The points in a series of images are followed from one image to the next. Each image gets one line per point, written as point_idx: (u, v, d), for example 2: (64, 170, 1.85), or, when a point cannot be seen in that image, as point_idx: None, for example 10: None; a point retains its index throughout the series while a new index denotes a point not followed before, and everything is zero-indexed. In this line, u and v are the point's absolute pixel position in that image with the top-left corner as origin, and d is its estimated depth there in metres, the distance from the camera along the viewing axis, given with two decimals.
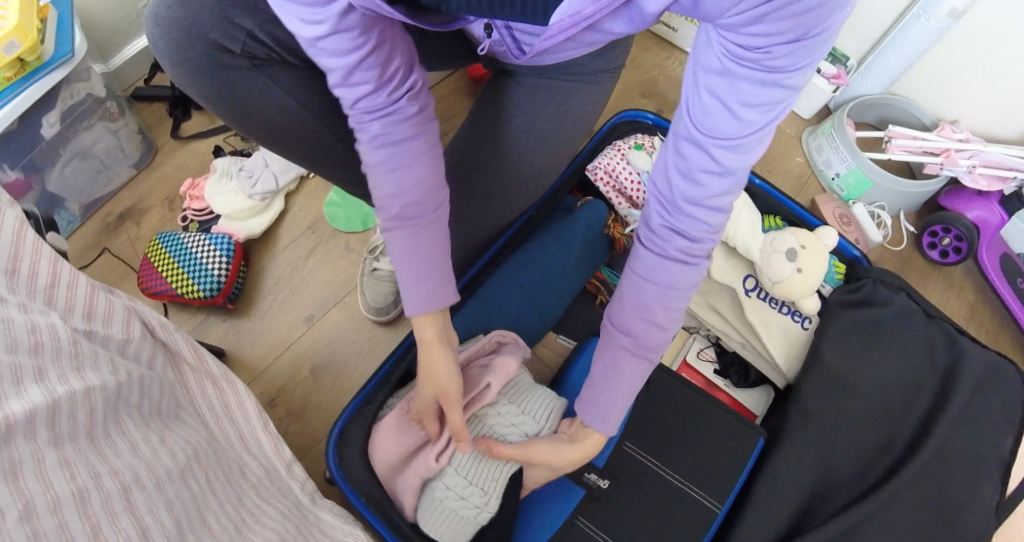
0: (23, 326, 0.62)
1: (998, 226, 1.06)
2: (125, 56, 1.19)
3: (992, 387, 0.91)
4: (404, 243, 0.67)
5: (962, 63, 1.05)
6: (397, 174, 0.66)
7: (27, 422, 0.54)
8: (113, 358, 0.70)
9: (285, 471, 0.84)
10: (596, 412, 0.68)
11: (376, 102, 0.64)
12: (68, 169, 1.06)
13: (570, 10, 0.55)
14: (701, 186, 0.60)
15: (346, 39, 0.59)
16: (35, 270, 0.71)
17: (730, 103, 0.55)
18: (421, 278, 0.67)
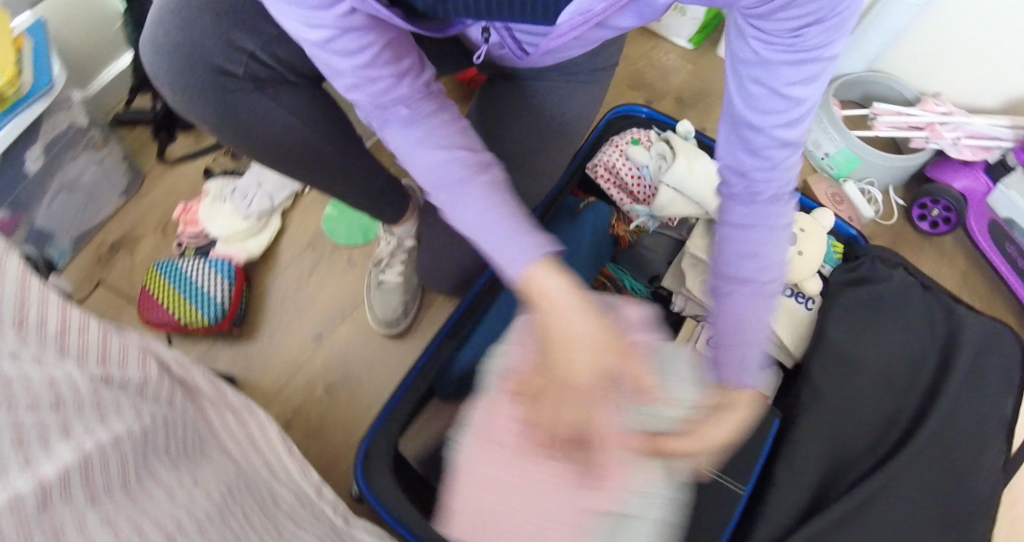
0: (41, 382, 0.62)
1: (984, 194, 1.09)
2: (102, 81, 1.17)
3: (992, 352, 0.94)
4: (473, 203, 0.58)
5: (938, 37, 1.08)
6: (443, 143, 0.60)
7: (62, 482, 0.54)
8: (135, 404, 0.71)
9: (316, 495, 0.86)
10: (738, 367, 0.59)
11: (399, 93, 0.60)
12: (55, 204, 1.03)
13: (581, 7, 0.53)
14: (767, 160, 0.57)
15: (356, 38, 0.56)
16: (45, 318, 0.70)
17: (775, 81, 0.53)
18: (506, 232, 0.55)
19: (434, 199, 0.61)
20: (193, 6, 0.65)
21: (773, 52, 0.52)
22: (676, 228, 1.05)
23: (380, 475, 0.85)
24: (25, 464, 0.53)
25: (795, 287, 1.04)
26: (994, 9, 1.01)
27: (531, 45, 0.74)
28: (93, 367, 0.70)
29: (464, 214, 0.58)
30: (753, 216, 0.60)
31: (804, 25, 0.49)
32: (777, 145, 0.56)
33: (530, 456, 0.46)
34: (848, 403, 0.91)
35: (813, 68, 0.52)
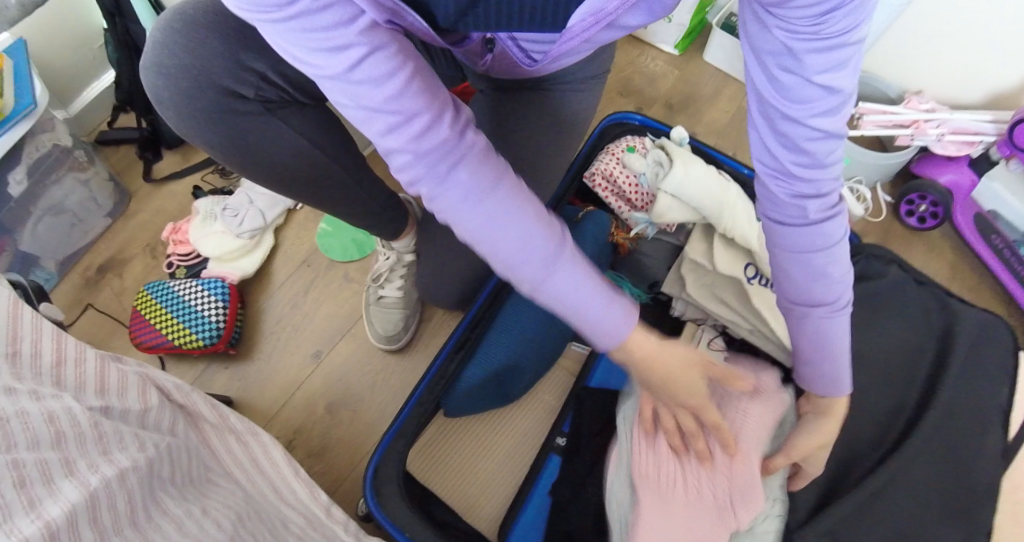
0: (40, 417, 0.60)
1: (969, 188, 1.12)
2: (85, 100, 1.14)
3: (988, 342, 0.95)
4: (564, 281, 0.57)
5: (918, 33, 1.11)
6: (514, 216, 0.56)
7: (69, 522, 0.53)
8: (137, 435, 0.70)
9: (325, 515, 0.85)
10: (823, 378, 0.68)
11: (441, 135, 0.54)
12: (40, 227, 1.01)
13: (592, 8, 0.63)
14: (809, 153, 0.58)
15: (381, 60, 0.52)
16: (37, 350, 0.68)
17: (808, 71, 0.53)
18: (606, 306, 0.57)
19: (512, 279, 0.58)
20: (202, 29, 0.66)
21: (802, 46, 0.52)
22: (675, 233, 1.07)
23: (388, 492, 0.84)
24: (28, 507, 0.52)
25: None
26: (969, 3, 1.03)
27: (539, 53, 0.79)
28: (92, 398, 0.68)
29: (554, 293, 0.57)
30: (813, 221, 0.61)
31: (824, 10, 0.50)
32: (820, 134, 0.56)
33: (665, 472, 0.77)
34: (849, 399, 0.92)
35: (843, 51, 0.52)
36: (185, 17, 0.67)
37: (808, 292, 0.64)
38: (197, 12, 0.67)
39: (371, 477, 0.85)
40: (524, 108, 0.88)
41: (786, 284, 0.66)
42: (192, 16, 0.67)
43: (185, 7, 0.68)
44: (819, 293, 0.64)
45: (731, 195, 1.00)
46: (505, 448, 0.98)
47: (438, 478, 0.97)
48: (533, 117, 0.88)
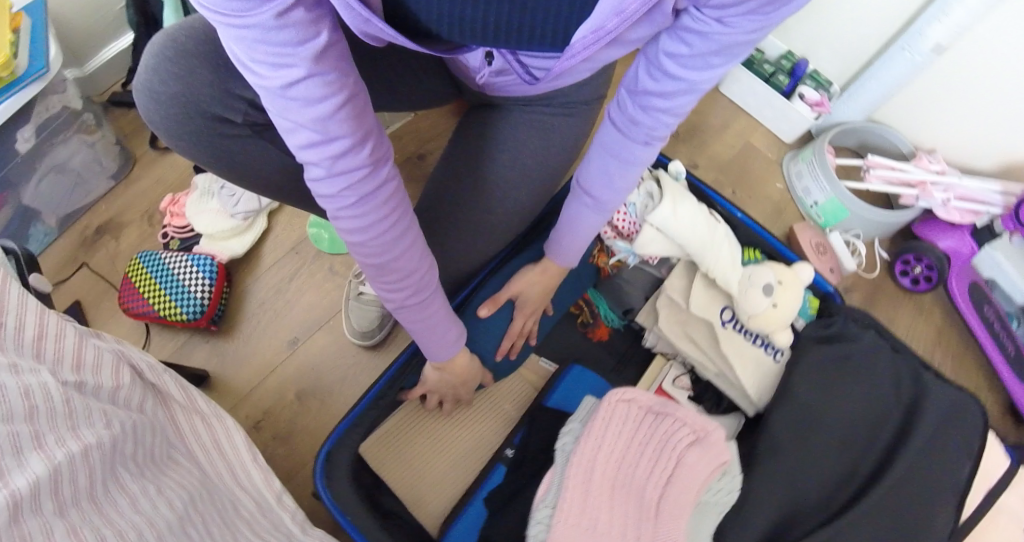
0: (16, 391, 0.65)
1: (968, 256, 1.10)
2: (101, 60, 1.16)
3: (953, 422, 0.94)
4: (419, 313, 0.78)
5: (938, 91, 1.07)
6: (394, 246, 0.72)
7: (31, 495, 0.60)
8: (106, 411, 0.74)
9: (275, 502, 0.90)
10: (561, 251, 0.90)
11: (354, 157, 0.66)
12: (43, 184, 1.04)
13: (593, 25, 0.63)
14: (667, 100, 0.71)
15: (319, 84, 0.61)
16: (22, 324, 0.72)
17: (705, 49, 0.64)
18: (439, 338, 0.81)
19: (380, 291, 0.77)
20: (193, 57, 0.68)
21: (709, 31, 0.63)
22: (656, 266, 1.06)
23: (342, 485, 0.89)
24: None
25: (766, 337, 1.04)
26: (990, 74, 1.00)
27: (539, 70, 0.79)
28: (68, 373, 0.72)
29: (407, 316, 0.79)
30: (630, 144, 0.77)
31: (741, 11, 0.61)
32: (684, 91, 0.69)
33: (592, 501, 0.82)
34: (806, 458, 0.91)
35: (740, 45, 0.64)
36: (176, 43, 0.68)
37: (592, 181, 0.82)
38: (189, 39, 0.68)
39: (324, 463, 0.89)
40: (514, 129, 0.89)
41: (585, 166, 0.82)
42: (183, 43, 0.68)
43: (178, 33, 0.69)
44: (601, 191, 0.82)
45: (719, 238, 1.01)
46: (458, 455, 1.01)
47: (392, 468, 0.99)
48: (523, 138, 0.89)
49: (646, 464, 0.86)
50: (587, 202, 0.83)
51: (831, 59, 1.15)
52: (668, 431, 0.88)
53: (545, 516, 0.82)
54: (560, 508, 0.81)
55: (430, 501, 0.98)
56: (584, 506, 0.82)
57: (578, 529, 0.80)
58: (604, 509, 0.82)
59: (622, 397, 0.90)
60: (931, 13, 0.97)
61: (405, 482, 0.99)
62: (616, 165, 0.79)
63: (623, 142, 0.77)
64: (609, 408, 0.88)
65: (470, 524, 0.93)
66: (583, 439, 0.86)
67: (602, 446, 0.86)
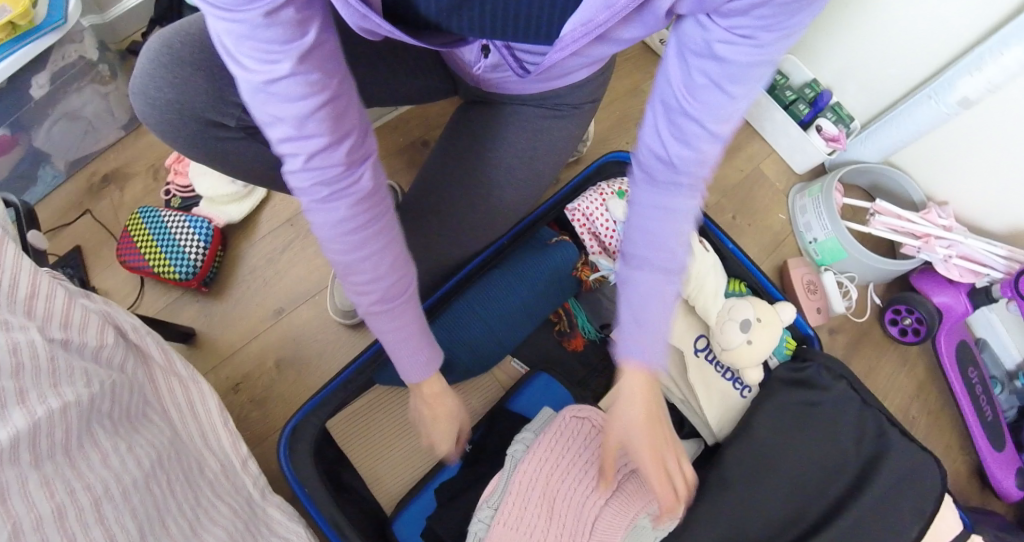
0: (4, 347, 0.67)
1: (961, 315, 1.06)
2: (123, 8, 1.17)
3: (914, 481, 0.93)
4: (391, 323, 0.68)
5: (959, 143, 1.03)
6: (365, 256, 0.64)
7: (11, 448, 0.61)
8: (87, 370, 0.76)
9: (240, 466, 0.94)
10: (631, 340, 0.65)
11: (331, 162, 0.60)
12: (54, 129, 1.07)
13: (583, 18, 0.60)
14: (693, 150, 0.61)
15: (301, 83, 0.56)
16: (15, 283, 0.75)
17: (724, 75, 0.58)
18: (414, 352, 0.69)
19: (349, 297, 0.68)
20: (188, 66, 0.66)
21: (727, 50, 0.56)
22: None
23: (303, 454, 0.91)
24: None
25: (737, 372, 1.05)
26: (1013, 137, 0.96)
27: (533, 65, 0.78)
28: (55, 330, 0.75)
29: (376, 327, 0.68)
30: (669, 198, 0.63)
31: (762, 26, 0.54)
32: (708, 136, 0.60)
33: (531, 507, 0.85)
34: (755, 496, 0.92)
35: (761, 69, 0.57)
36: (171, 51, 0.66)
37: (646, 251, 0.64)
38: (184, 45, 0.66)
39: (290, 435, 0.91)
40: (506, 133, 0.86)
41: (628, 238, 0.66)
42: (179, 50, 0.66)
43: (172, 37, 0.67)
44: (659, 255, 0.64)
45: (705, 266, 1.01)
46: (419, 439, 1.04)
47: (355, 445, 1.02)
48: (512, 141, 0.86)
49: (590, 479, 0.87)
50: (652, 270, 0.64)
51: (856, 93, 1.12)
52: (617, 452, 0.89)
53: (486, 515, 0.85)
54: (501, 511, 0.84)
55: (389, 479, 1.02)
56: (522, 509, 0.84)
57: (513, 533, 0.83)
58: (541, 517, 0.85)
59: (580, 412, 0.91)
60: (966, 65, 0.92)
61: (368, 459, 1.02)
62: (667, 228, 0.64)
63: (665, 200, 0.63)
64: (561, 423, 0.90)
65: (417, 515, 0.97)
66: (535, 446, 0.88)
67: (551, 457, 0.88)
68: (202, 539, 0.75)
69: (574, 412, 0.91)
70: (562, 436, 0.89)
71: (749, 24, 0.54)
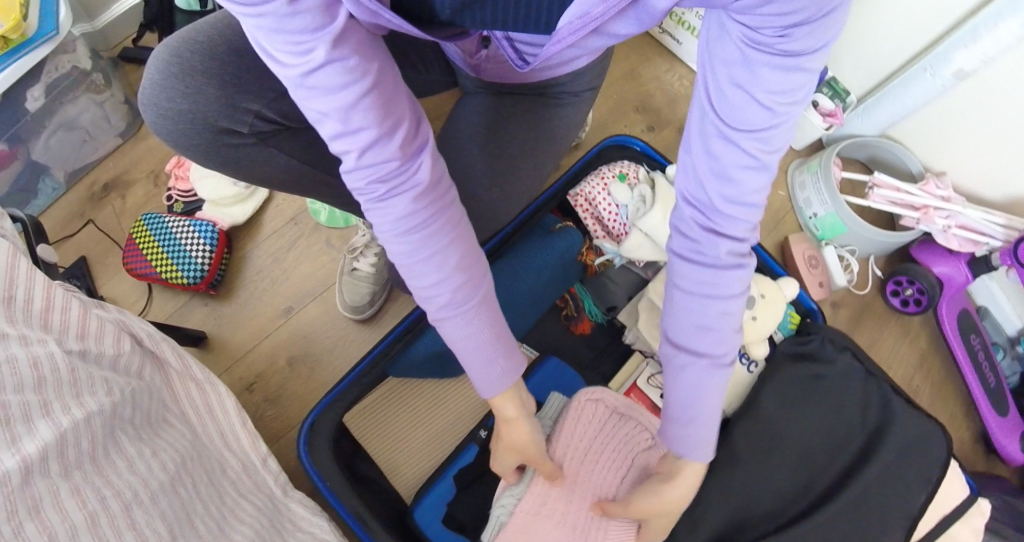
0: (26, 362, 0.68)
1: (962, 284, 1.07)
2: (112, 15, 1.17)
3: (920, 448, 0.95)
4: (463, 329, 0.66)
5: (955, 115, 1.04)
6: (427, 257, 0.64)
7: (41, 460, 0.63)
8: (106, 379, 0.77)
9: (261, 464, 0.96)
10: (688, 444, 0.70)
11: (384, 154, 0.60)
12: (52, 140, 1.07)
13: (578, 11, 0.60)
14: (736, 183, 0.62)
15: (341, 70, 0.57)
16: (30, 297, 0.76)
17: (757, 86, 0.58)
18: (490, 361, 0.67)
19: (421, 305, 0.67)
20: (197, 74, 0.66)
21: (757, 57, 0.56)
22: (643, 267, 1.05)
23: (321, 448, 0.93)
24: (10, 443, 0.62)
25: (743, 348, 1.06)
26: (1004, 105, 0.98)
27: (532, 56, 0.77)
28: (72, 342, 0.76)
29: (448, 335, 0.67)
30: (717, 275, 0.66)
31: (790, 24, 0.54)
32: (751, 162, 0.61)
33: (552, 494, 0.86)
34: (763, 471, 0.94)
35: (796, 75, 0.57)
36: (179, 60, 0.66)
37: (696, 338, 0.67)
38: (192, 54, 0.66)
39: (307, 431, 0.93)
40: (507, 124, 0.87)
41: (674, 323, 0.69)
42: (189, 59, 0.66)
43: (179, 46, 0.67)
44: (707, 343, 0.67)
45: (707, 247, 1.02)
46: (435, 425, 1.06)
47: (371, 437, 1.03)
48: (514, 131, 0.87)
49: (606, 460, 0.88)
50: (700, 366, 0.67)
51: (851, 68, 1.13)
52: (631, 434, 0.90)
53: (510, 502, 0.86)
54: (524, 499, 0.86)
55: (406, 469, 1.03)
56: (545, 495, 0.86)
57: (536, 517, 0.85)
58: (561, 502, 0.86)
59: (596, 396, 0.91)
60: (960, 38, 0.93)
61: (382, 451, 1.03)
62: (714, 308, 0.66)
63: (708, 273, 0.66)
64: (577, 407, 0.90)
65: (438, 501, 0.98)
66: (556, 432, 0.89)
67: (572, 441, 0.88)
68: (230, 537, 0.77)
69: (590, 395, 0.91)
70: (579, 422, 0.89)
71: (775, 24, 0.54)
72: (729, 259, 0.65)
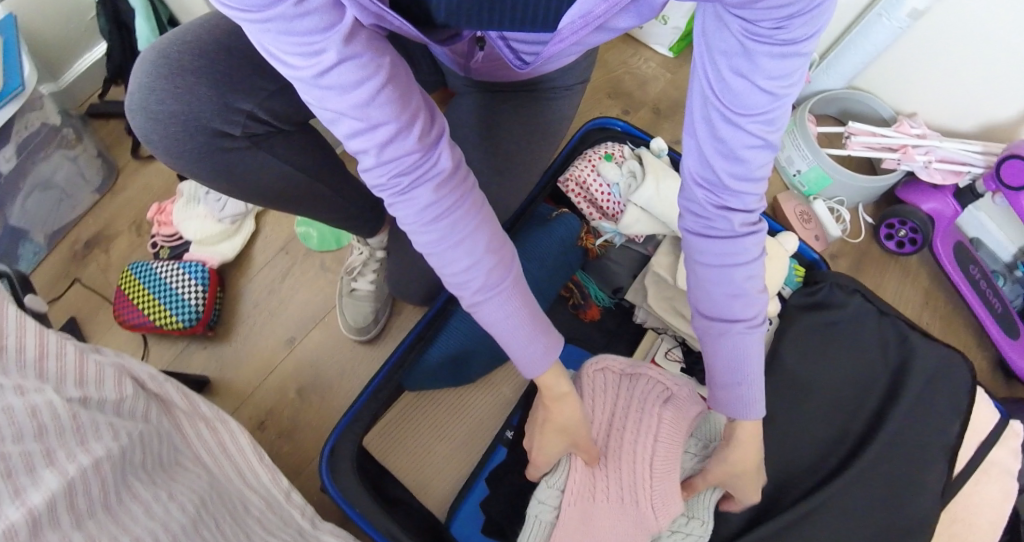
0: (23, 412, 0.59)
1: (951, 217, 1.09)
2: (76, 72, 1.16)
3: (949, 381, 0.93)
4: (500, 312, 0.65)
5: (922, 54, 1.08)
6: (459, 243, 0.62)
7: (49, 510, 0.55)
8: (112, 424, 0.69)
9: (285, 499, 0.90)
10: (740, 403, 0.70)
11: (405, 149, 0.58)
12: (29, 202, 1.05)
13: (580, 10, 0.59)
14: (745, 162, 0.63)
15: (355, 67, 0.54)
16: (21, 345, 0.69)
17: (758, 74, 0.58)
18: (531, 342, 0.66)
19: (450, 291, 0.65)
20: (189, 73, 0.65)
21: (757, 43, 0.56)
22: (643, 244, 1.06)
23: (346, 472, 0.88)
24: (14, 496, 0.54)
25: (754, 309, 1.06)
26: (951, 41, 1.04)
27: (530, 54, 0.73)
28: (72, 390, 0.69)
29: (487, 321, 0.65)
30: (735, 247, 0.66)
31: (787, 14, 0.53)
32: (756, 142, 0.61)
33: (593, 480, 0.78)
34: (794, 423, 0.93)
35: (795, 60, 0.56)
36: (169, 61, 0.66)
37: (727, 311, 0.68)
38: (182, 53, 0.66)
39: (329, 456, 0.89)
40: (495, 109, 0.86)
41: (702, 297, 0.69)
42: (179, 59, 0.66)
43: (168, 47, 0.67)
44: (739, 310, 0.67)
45: None
46: (458, 436, 1.03)
47: (395, 457, 1.01)
48: (506, 117, 0.85)
49: (637, 430, 0.79)
50: (737, 332, 0.67)
51: None
52: (654, 394, 0.81)
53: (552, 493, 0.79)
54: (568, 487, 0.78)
55: (433, 485, 0.99)
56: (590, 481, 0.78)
57: (584, 507, 0.78)
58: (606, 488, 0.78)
59: (603, 367, 0.83)
60: None
61: (408, 469, 1.00)
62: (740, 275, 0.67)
63: (725, 250, 0.66)
64: (588, 382, 0.82)
65: (476, 505, 0.98)
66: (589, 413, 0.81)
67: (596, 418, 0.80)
68: None
69: (599, 362, 0.83)
70: (597, 398, 0.81)
71: (772, 16, 0.54)
72: (744, 230, 0.66)
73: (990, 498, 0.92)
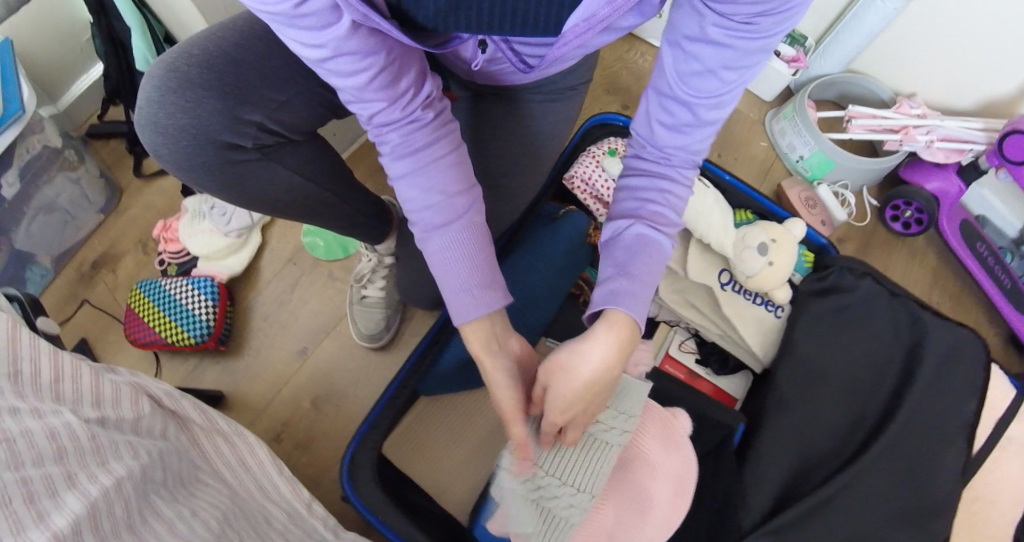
0: (41, 434, 0.59)
1: (956, 196, 1.09)
2: (73, 95, 1.16)
3: (964, 358, 0.93)
4: (445, 247, 0.64)
5: (917, 33, 1.08)
6: (417, 181, 0.63)
7: (74, 532, 0.54)
8: (130, 441, 0.68)
9: (305, 511, 0.90)
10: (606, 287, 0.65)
11: (392, 117, 0.62)
12: (34, 225, 1.05)
13: (585, 14, 0.59)
14: (683, 133, 0.65)
15: (351, 61, 0.57)
16: (38, 368, 0.68)
17: (717, 61, 0.59)
18: (470, 278, 0.64)
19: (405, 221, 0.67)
20: (198, 87, 0.65)
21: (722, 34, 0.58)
22: None
23: (367, 481, 0.88)
24: (37, 519, 0.53)
25: (765, 296, 1.06)
26: (945, 19, 1.04)
27: (534, 57, 0.73)
28: (88, 410, 0.68)
29: (429, 252, 0.65)
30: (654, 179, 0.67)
31: (758, 11, 0.55)
32: (699, 122, 0.64)
33: None
34: (812, 408, 0.93)
35: (756, 54, 0.59)
36: (176, 75, 0.65)
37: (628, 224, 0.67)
38: (189, 67, 0.66)
39: (348, 465, 0.89)
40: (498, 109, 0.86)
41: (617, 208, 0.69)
42: (185, 71, 0.65)
43: (175, 61, 0.66)
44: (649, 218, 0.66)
45: (707, 202, 1.02)
46: (472, 444, 1.01)
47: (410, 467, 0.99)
48: (510, 117, 0.85)
49: None
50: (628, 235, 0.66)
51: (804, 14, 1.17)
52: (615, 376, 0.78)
53: None
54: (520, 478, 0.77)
55: (454, 489, 0.99)
56: None
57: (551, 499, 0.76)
58: None
59: None
60: None
61: (424, 478, 0.99)
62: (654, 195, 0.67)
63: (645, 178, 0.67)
64: None
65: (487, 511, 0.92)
66: None
67: None
68: None
69: None
70: None
71: (744, 11, 0.55)
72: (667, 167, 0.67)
73: (1009, 473, 0.93)
